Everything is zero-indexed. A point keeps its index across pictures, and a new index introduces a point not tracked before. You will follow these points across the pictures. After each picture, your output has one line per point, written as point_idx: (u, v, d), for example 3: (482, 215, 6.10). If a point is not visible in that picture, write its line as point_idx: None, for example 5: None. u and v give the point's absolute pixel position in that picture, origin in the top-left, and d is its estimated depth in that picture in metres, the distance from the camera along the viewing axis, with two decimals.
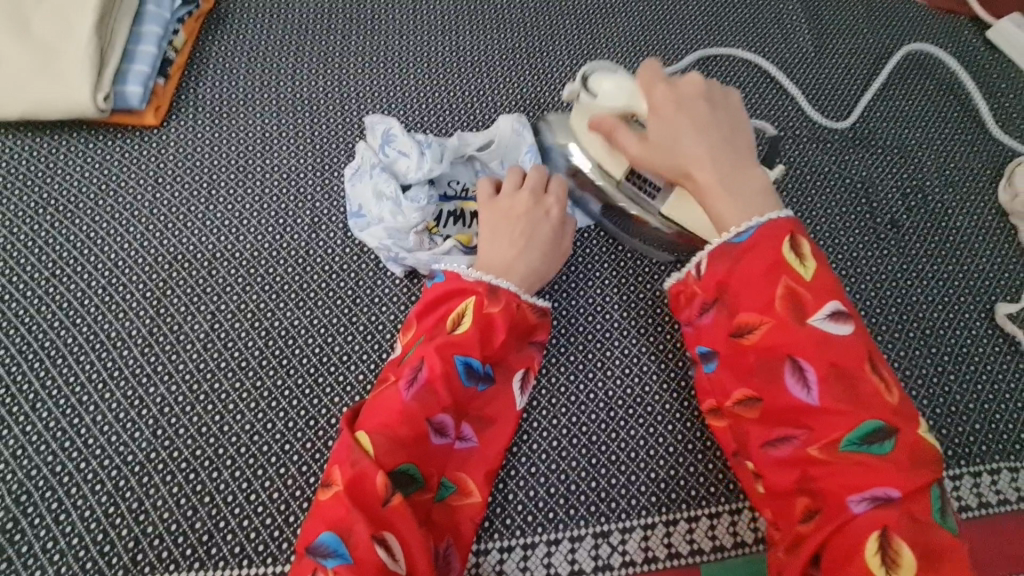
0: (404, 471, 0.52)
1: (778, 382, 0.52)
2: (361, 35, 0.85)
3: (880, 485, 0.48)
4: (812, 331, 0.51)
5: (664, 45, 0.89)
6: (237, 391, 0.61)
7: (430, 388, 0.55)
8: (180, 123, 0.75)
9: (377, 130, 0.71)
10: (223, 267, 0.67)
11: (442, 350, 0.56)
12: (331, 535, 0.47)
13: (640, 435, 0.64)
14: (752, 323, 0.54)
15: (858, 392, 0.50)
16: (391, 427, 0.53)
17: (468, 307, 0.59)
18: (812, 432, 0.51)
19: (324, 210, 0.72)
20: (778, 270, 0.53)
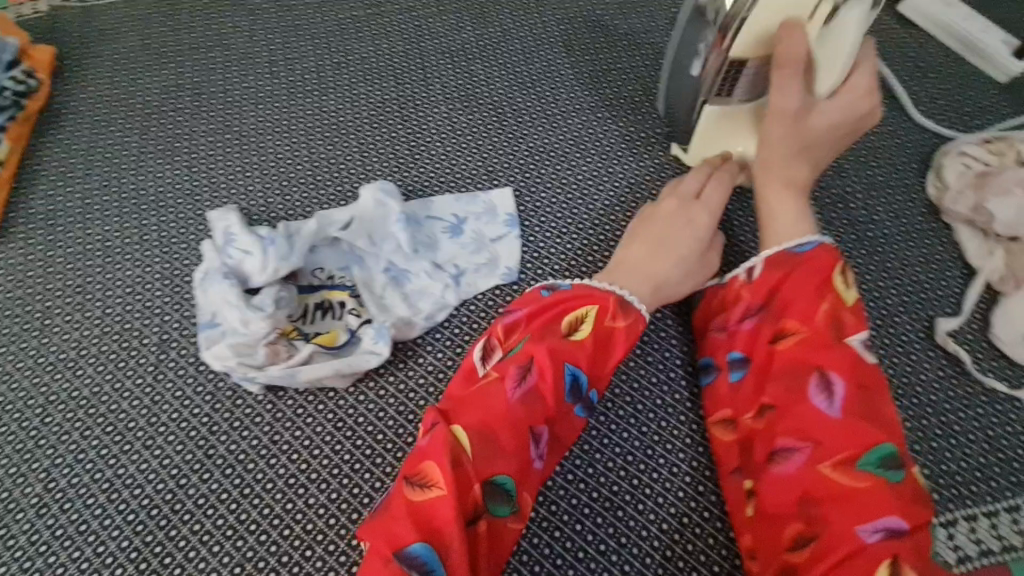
0: (502, 485, 0.48)
1: (800, 391, 0.50)
2: (214, 108, 0.78)
3: (888, 514, 0.44)
4: (851, 348, 0.51)
5: (547, 75, 0.83)
6: (76, 564, 0.54)
7: (538, 393, 0.51)
8: (12, 248, 0.68)
9: (218, 230, 0.64)
10: (58, 414, 0.60)
11: (555, 358, 0.52)
12: (422, 547, 0.44)
13: (544, 543, 0.56)
14: (789, 329, 0.53)
15: (877, 416, 0.48)
16: (490, 429, 0.49)
17: (588, 313, 0.56)
18: (822, 445, 0.48)
19: (173, 324, 0.64)
20: (826, 292, 0.54)
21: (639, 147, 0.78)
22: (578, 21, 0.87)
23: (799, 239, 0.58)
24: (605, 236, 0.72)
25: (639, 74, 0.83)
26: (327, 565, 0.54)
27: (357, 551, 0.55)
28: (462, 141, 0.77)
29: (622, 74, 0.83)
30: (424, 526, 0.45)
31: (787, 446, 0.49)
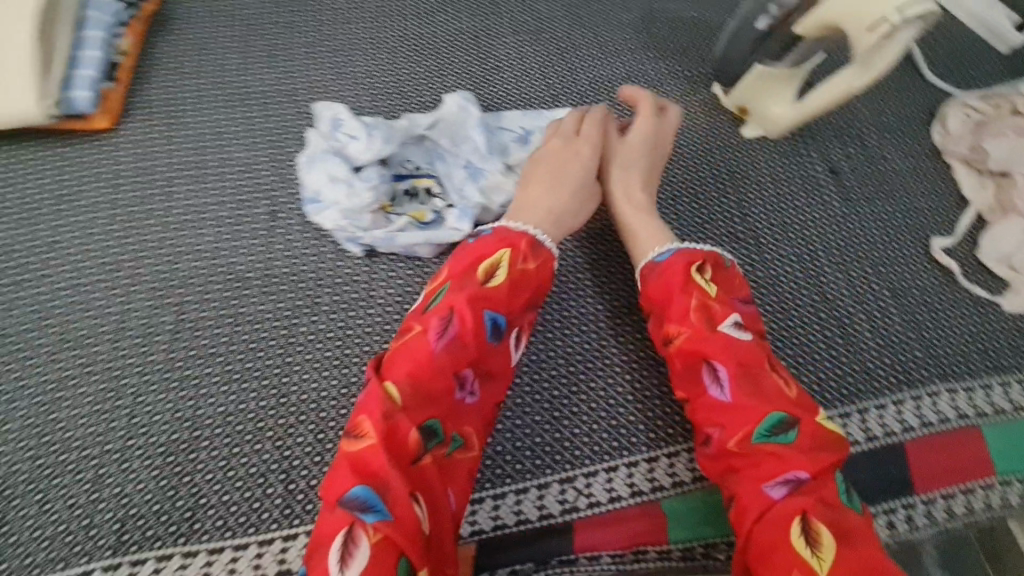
0: (432, 429, 0.52)
1: (698, 384, 0.57)
2: (305, 26, 0.86)
3: (791, 470, 0.50)
4: (722, 335, 0.57)
5: (603, 16, 0.92)
6: (209, 378, 0.63)
7: (460, 341, 0.55)
8: (134, 125, 0.77)
9: (325, 117, 0.73)
10: (184, 262, 0.69)
11: (474, 303, 0.56)
12: (361, 491, 0.46)
13: (599, 386, 0.66)
14: (672, 333, 0.60)
15: (763, 390, 0.54)
16: (417, 378, 0.53)
17: (503, 257, 0.59)
18: (725, 427, 0.55)
19: (280, 199, 0.74)
20: (687, 287, 0.59)
21: (686, 83, 0.88)
22: None
23: (657, 248, 0.64)
24: None
25: (684, 19, 0.91)
26: None
27: None
28: (529, 67, 0.87)
29: (670, 19, 0.92)
30: (361, 472, 0.47)
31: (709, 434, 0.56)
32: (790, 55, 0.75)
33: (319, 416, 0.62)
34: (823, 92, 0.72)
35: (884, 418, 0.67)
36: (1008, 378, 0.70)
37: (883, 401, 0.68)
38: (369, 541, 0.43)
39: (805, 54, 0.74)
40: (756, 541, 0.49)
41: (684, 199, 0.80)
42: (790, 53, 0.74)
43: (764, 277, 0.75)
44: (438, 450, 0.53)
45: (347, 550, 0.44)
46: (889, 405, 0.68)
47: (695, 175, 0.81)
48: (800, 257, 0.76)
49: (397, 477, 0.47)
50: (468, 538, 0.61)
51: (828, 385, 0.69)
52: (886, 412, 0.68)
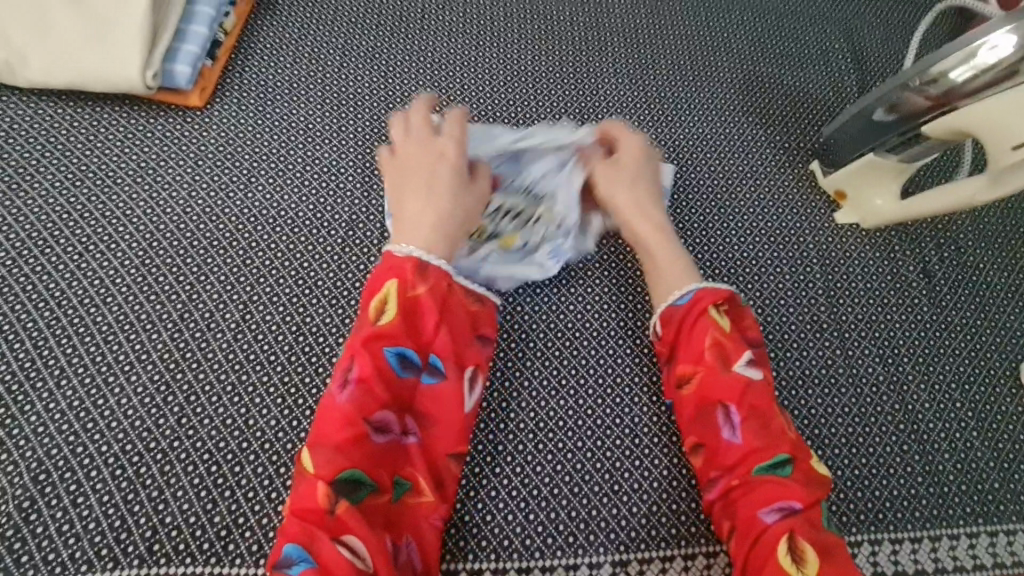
0: (352, 479, 0.51)
1: (712, 427, 0.57)
2: (409, 32, 0.84)
3: (785, 499, 0.52)
4: (737, 378, 0.57)
5: (708, 73, 0.89)
6: (265, 386, 0.60)
7: (362, 388, 0.54)
8: (224, 107, 0.75)
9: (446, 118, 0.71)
10: (257, 259, 0.67)
11: (370, 344, 0.55)
12: (291, 548, 0.48)
13: (663, 464, 0.63)
14: (687, 373, 0.59)
15: (772, 431, 0.55)
16: (330, 438, 0.52)
17: (390, 292, 0.57)
18: (730, 469, 0.55)
19: (361, 208, 0.71)
20: (705, 322, 0.59)
21: (782, 156, 0.85)
22: (742, 31, 0.93)
23: (682, 288, 0.63)
24: (739, 226, 0.80)
25: (788, 91, 0.89)
26: (476, 440, 0.63)
27: (503, 433, 0.63)
28: (626, 113, 0.85)
29: (775, 88, 0.89)
30: (291, 531, 0.49)
31: (711, 474, 0.57)
32: (906, 152, 0.71)
33: None
34: (939, 193, 0.68)
35: (957, 550, 0.63)
36: None
37: (957, 531, 0.64)
38: None
39: (922, 154, 0.70)
40: (749, 561, 0.52)
41: (768, 278, 0.77)
42: (908, 149, 0.71)
43: (843, 375, 0.71)
44: (372, 496, 0.52)
45: None
46: (962, 537, 0.64)
47: (782, 254, 0.78)
48: (884, 359, 0.72)
49: (320, 531, 0.49)
50: None
51: (902, 504, 0.65)
52: (960, 543, 0.63)
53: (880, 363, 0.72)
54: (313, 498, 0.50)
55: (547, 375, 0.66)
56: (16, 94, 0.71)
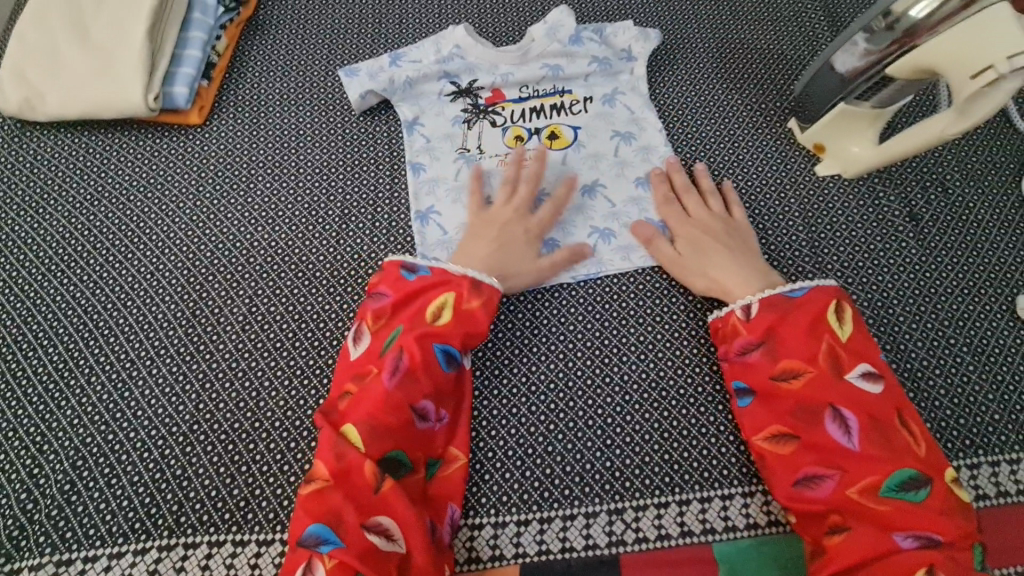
0: (393, 459, 0.56)
1: (819, 425, 0.56)
2: (389, 36, 0.90)
3: (920, 526, 0.51)
4: (850, 386, 0.57)
5: (681, 45, 0.91)
6: (273, 369, 0.65)
7: (410, 376, 0.58)
8: (221, 122, 0.81)
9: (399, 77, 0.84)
10: (260, 256, 0.72)
11: (420, 340, 0.59)
12: (318, 526, 0.51)
13: (654, 418, 0.64)
14: (796, 370, 0.58)
15: (891, 440, 0.54)
16: (375, 417, 0.56)
17: (447, 300, 0.62)
18: (846, 471, 0.55)
19: (354, 203, 0.76)
20: (821, 330, 0.59)
21: (760, 116, 0.86)
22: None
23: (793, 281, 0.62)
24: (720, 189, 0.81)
25: (765, 54, 0.90)
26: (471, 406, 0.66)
27: (497, 398, 0.66)
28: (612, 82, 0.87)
29: (748, 52, 0.91)
30: (312, 511, 0.52)
31: (822, 475, 0.55)
32: (876, 96, 0.72)
33: None
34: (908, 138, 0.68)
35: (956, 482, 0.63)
36: None
37: (956, 463, 0.64)
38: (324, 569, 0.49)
39: (895, 96, 0.72)
40: None
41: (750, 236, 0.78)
42: (876, 94, 0.72)
43: None
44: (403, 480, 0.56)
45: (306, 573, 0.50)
46: (962, 469, 0.64)
47: (764, 211, 0.80)
48: (872, 302, 0.73)
49: (349, 511, 0.52)
50: (510, 559, 0.60)
51: None
52: (959, 475, 0.63)
53: (869, 306, 0.73)
54: (357, 475, 0.53)
55: (536, 343, 0.69)
56: (38, 129, 0.79)
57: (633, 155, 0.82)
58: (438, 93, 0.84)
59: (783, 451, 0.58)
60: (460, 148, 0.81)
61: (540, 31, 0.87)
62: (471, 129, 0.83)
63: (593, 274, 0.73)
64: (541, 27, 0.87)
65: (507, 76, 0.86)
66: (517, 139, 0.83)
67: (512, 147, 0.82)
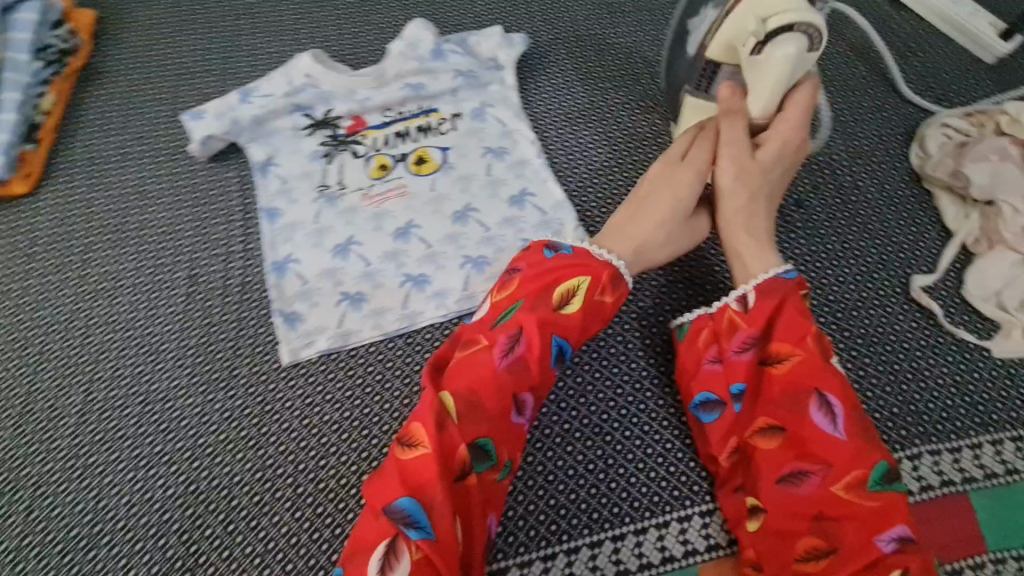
0: (483, 447, 0.51)
1: (803, 413, 0.52)
2: (239, 73, 0.83)
3: (900, 525, 0.47)
4: (836, 372, 0.53)
5: (554, 46, 0.86)
6: (114, 464, 0.59)
7: (522, 362, 0.54)
8: (54, 190, 0.74)
9: (247, 114, 0.77)
10: (98, 334, 0.65)
11: (544, 326, 0.55)
12: (408, 501, 0.46)
13: (538, 460, 0.63)
14: (783, 353, 0.54)
15: (874, 434, 0.51)
16: (475, 392, 0.52)
17: (581, 285, 0.57)
18: (830, 467, 0.50)
19: (203, 261, 0.70)
20: (803, 314, 0.55)
21: (642, 112, 0.82)
22: None
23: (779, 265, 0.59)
24: (604, 195, 0.77)
25: (641, 47, 0.86)
26: (341, 474, 0.60)
27: (368, 462, 0.61)
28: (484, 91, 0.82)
29: (625, 46, 0.86)
30: (408, 483, 0.47)
31: (806, 470, 0.51)
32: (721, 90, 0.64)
33: (231, 505, 0.58)
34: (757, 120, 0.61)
35: None
36: (1002, 436, 0.62)
37: None
38: (410, 558, 0.44)
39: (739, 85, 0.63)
40: None
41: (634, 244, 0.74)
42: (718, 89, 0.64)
43: None
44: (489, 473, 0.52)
45: (386, 562, 0.44)
46: None
47: None
48: None
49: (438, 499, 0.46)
50: None
51: None
52: None
53: None
54: (453, 456, 0.49)
55: (410, 392, 0.64)
56: None
57: (507, 172, 0.77)
58: (293, 126, 0.78)
59: (766, 445, 0.54)
60: (320, 185, 0.76)
61: (398, 48, 0.82)
62: (331, 163, 0.77)
63: (468, 310, 0.68)
64: (399, 43, 0.82)
65: (366, 99, 0.80)
66: (381, 168, 0.77)
67: (377, 178, 0.76)
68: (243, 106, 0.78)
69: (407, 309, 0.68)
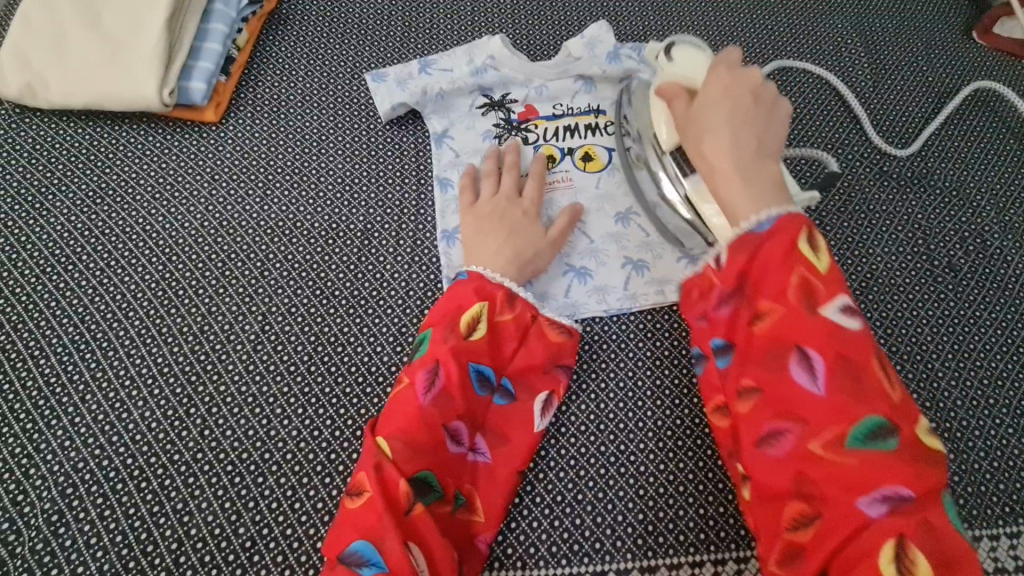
0: (426, 482, 0.53)
1: (781, 371, 0.49)
2: (418, 41, 0.85)
3: (885, 484, 0.44)
4: (824, 321, 0.48)
5: None
6: (285, 397, 0.61)
7: (447, 394, 0.56)
8: (238, 121, 0.76)
9: (427, 85, 0.78)
10: (275, 270, 0.67)
11: (456, 352, 0.57)
12: (362, 544, 0.49)
13: (689, 469, 0.61)
14: (761, 309, 0.51)
15: (862, 377, 0.46)
16: (408, 432, 0.54)
17: (482, 311, 0.60)
18: (805, 423, 0.47)
19: (377, 217, 0.72)
20: (794, 260, 0.50)
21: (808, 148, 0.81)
22: (751, 29, 0.92)
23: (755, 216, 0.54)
24: None
25: (804, 87, 0.87)
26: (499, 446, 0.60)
27: None
28: None
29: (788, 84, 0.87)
30: (357, 527, 0.50)
31: (777, 430, 0.48)
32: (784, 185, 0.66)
33: None
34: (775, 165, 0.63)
35: (997, 552, 0.62)
36: None
37: (997, 531, 0.63)
38: None
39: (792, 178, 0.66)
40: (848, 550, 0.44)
41: None
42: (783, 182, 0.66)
43: None
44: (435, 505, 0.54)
45: None
46: (1002, 538, 0.63)
47: None
48: (912, 356, 0.71)
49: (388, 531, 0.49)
50: None
51: None
52: (1000, 545, 0.62)
53: (910, 360, 0.71)
54: (393, 493, 0.51)
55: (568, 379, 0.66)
56: (38, 117, 0.73)
57: None
58: (470, 102, 0.79)
59: (744, 407, 0.51)
60: None
61: (578, 47, 0.82)
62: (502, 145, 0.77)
63: (627, 309, 0.69)
64: (580, 42, 0.83)
65: (541, 88, 0.81)
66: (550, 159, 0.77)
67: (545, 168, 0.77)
68: (422, 75, 0.80)
69: (568, 296, 0.69)
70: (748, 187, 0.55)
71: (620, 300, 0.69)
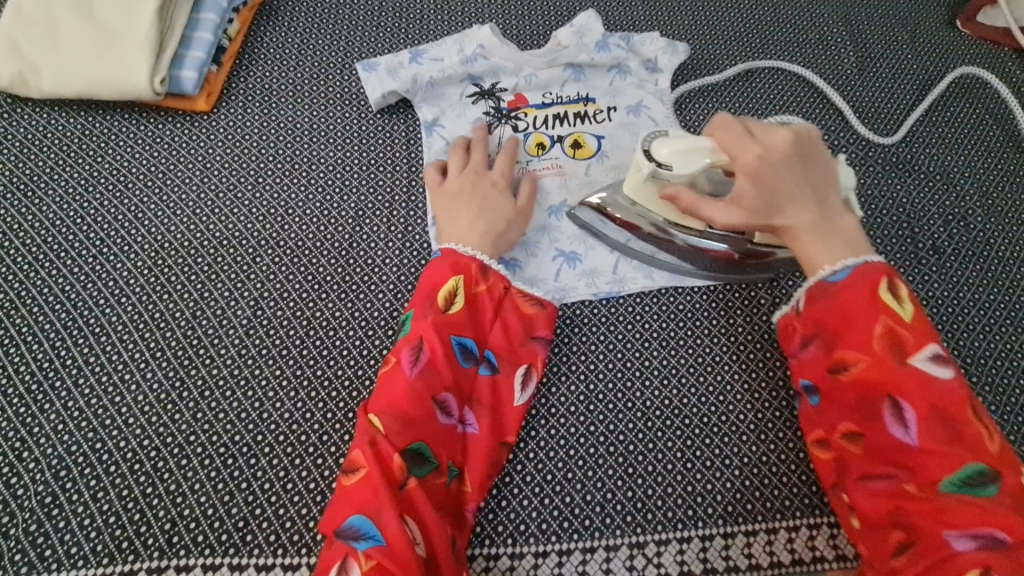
0: (419, 454, 0.54)
1: (874, 417, 0.50)
2: (408, 31, 0.85)
3: (983, 525, 0.45)
4: (917, 372, 0.49)
5: (707, 61, 0.89)
6: (277, 380, 0.61)
7: (432, 367, 0.57)
8: (230, 111, 0.76)
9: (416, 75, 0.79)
10: (267, 256, 0.68)
11: (438, 326, 0.58)
12: (358, 518, 0.49)
13: (678, 447, 0.62)
14: (847, 359, 0.52)
15: (961, 434, 0.47)
16: (398, 407, 0.54)
17: (459, 284, 0.60)
18: (911, 471, 0.49)
19: (367, 204, 0.72)
20: (879, 308, 0.51)
21: None
22: (737, 20, 0.93)
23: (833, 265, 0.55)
24: None
25: (790, 76, 0.89)
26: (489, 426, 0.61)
27: None
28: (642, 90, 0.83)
29: (774, 73, 0.89)
30: (353, 502, 0.50)
31: (880, 470, 0.51)
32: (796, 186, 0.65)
33: None
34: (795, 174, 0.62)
35: None
36: None
37: None
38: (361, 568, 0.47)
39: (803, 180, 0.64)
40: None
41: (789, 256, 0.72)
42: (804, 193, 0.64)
43: None
44: (429, 476, 0.54)
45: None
46: None
47: None
48: None
49: (385, 503, 0.49)
50: None
51: None
52: None
53: None
54: (388, 467, 0.51)
55: (557, 361, 0.66)
56: (30, 107, 0.74)
57: None
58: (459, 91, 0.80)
59: (851, 448, 0.53)
60: None
61: (567, 37, 0.83)
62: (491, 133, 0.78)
63: (616, 293, 0.70)
64: (569, 32, 0.83)
65: (530, 77, 0.81)
66: (539, 146, 0.78)
67: (534, 155, 0.78)
68: (412, 65, 0.80)
69: (556, 281, 0.70)
70: (829, 247, 0.56)
71: (608, 284, 0.70)
